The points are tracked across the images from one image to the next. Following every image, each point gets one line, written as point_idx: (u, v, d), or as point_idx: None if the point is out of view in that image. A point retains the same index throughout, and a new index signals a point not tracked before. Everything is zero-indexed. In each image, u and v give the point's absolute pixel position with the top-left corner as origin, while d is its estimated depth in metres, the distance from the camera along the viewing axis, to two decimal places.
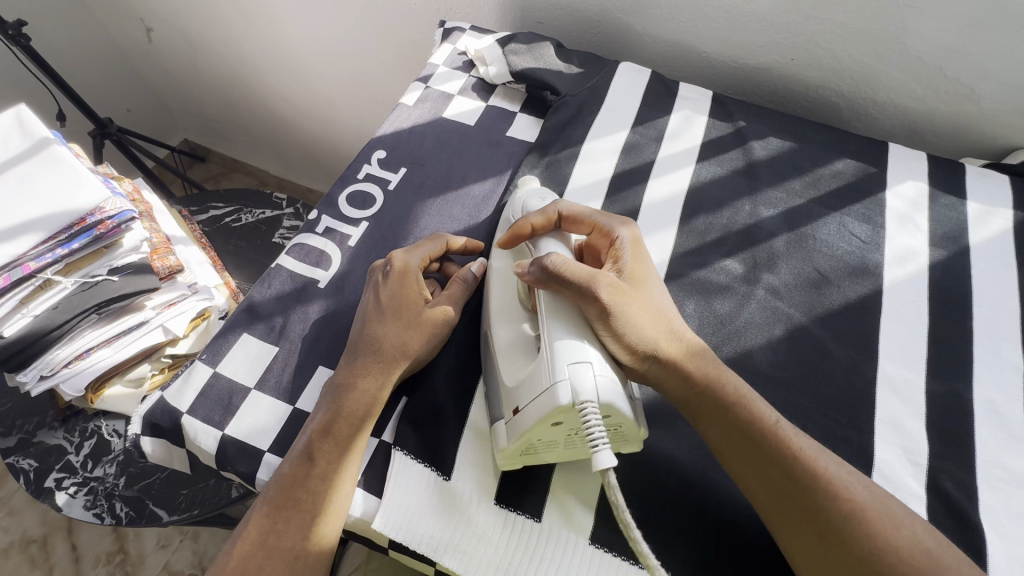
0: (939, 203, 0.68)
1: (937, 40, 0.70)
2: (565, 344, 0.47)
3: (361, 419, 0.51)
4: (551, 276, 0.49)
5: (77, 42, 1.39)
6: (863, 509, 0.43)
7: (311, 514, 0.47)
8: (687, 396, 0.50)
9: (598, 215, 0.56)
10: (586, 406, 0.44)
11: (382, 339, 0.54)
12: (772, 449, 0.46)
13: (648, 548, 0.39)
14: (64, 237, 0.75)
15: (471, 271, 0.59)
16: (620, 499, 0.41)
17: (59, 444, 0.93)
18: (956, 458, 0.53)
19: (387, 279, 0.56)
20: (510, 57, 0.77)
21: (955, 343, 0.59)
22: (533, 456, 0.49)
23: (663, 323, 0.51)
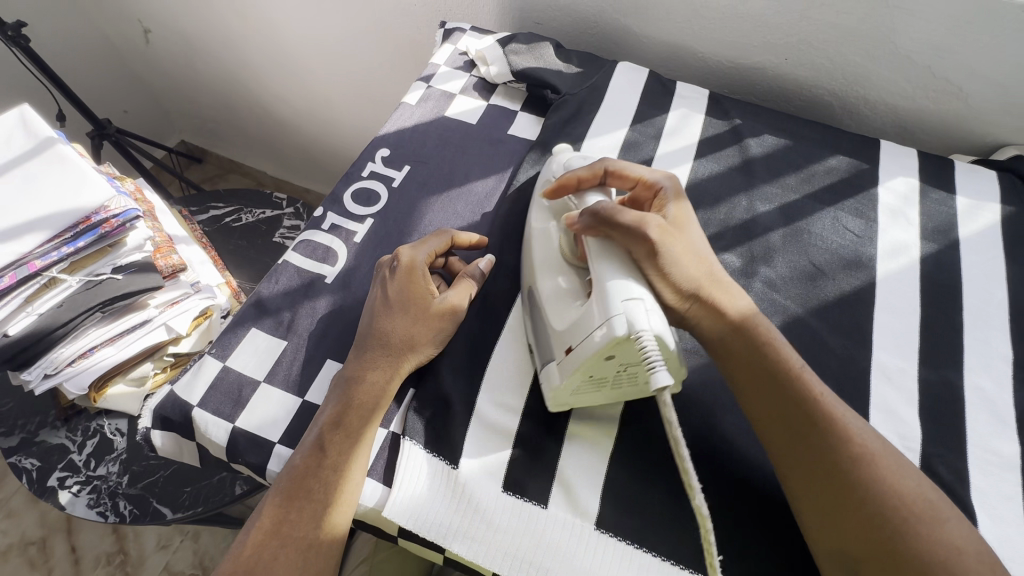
0: (930, 198, 0.70)
1: (925, 40, 0.72)
2: (615, 282, 0.49)
3: (371, 410, 0.53)
4: (602, 222, 0.52)
5: (75, 43, 1.39)
6: (874, 456, 0.46)
7: (322, 504, 0.49)
8: (722, 338, 0.53)
9: (642, 170, 0.60)
10: (642, 336, 0.45)
11: (392, 332, 0.55)
12: (793, 392, 0.49)
13: (693, 469, 0.40)
14: (69, 235, 0.75)
15: (479, 268, 0.61)
16: (674, 417, 0.41)
17: (61, 443, 0.94)
18: (948, 443, 0.55)
19: (394, 274, 0.57)
20: (511, 57, 0.78)
21: (946, 333, 0.61)
22: (585, 395, 0.52)
23: (704, 266, 0.54)
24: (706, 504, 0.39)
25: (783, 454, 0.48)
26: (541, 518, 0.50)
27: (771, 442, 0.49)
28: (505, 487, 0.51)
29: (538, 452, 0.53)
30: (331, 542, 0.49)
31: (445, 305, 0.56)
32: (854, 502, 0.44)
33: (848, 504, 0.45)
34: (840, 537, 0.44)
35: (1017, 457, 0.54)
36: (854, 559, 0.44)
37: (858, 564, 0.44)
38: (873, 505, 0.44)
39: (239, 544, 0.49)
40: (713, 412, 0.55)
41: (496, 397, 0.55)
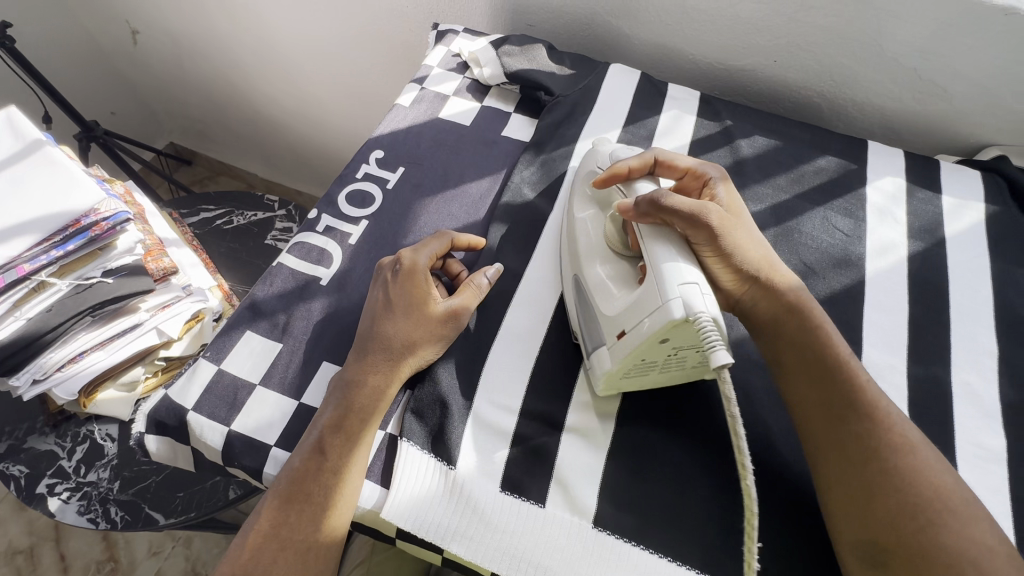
0: (916, 197, 0.71)
1: (910, 42, 0.74)
2: (670, 265, 0.49)
3: (371, 413, 0.53)
4: (659, 209, 0.53)
5: (61, 44, 1.38)
6: (913, 446, 0.47)
7: (322, 507, 0.49)
8: (776, 317, 0.55)
9: (691, 160, 0.62)
10: (701, 319, 0.45)
11: (396, 335, 0.55)
12: (840, 378, 0.51)
13: (746, 445, 0.44)
14: (58, 238, 0.74)
15: (486, 279, 0.60)
16: (731, 393, 0.45)
17: (50, 449, 0.92)
18: (936, 438, 0.56)
19: (397, 277, 0.57)
20: (504, 59, 0.78)
21: (934, 330, 0.62)
22: (630, 381, 0.53)
23: (762, 250, 0.57)
24: (752, 479, 0.43)
25: (818, 436, 0.50)
26: (540, 517, 0.50)
27: (809, 426, 0.51)
28: (504, 487, 0.51)
29: (535, 451, 0.53)
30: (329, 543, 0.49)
31: (449, 311, 0.57)
32: (886, 489, 0.45)
33: (879, 489, 0.46)
34: (866, 521, 0.45)
35: (1004, 451, 0.55)
36: (877, 546, 0.44)
37: (881, 551, 0.44)
38: (907, 492, 0.45)
39: (239, 543, 0.49)
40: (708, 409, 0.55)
41: (492, 396, 0.55)
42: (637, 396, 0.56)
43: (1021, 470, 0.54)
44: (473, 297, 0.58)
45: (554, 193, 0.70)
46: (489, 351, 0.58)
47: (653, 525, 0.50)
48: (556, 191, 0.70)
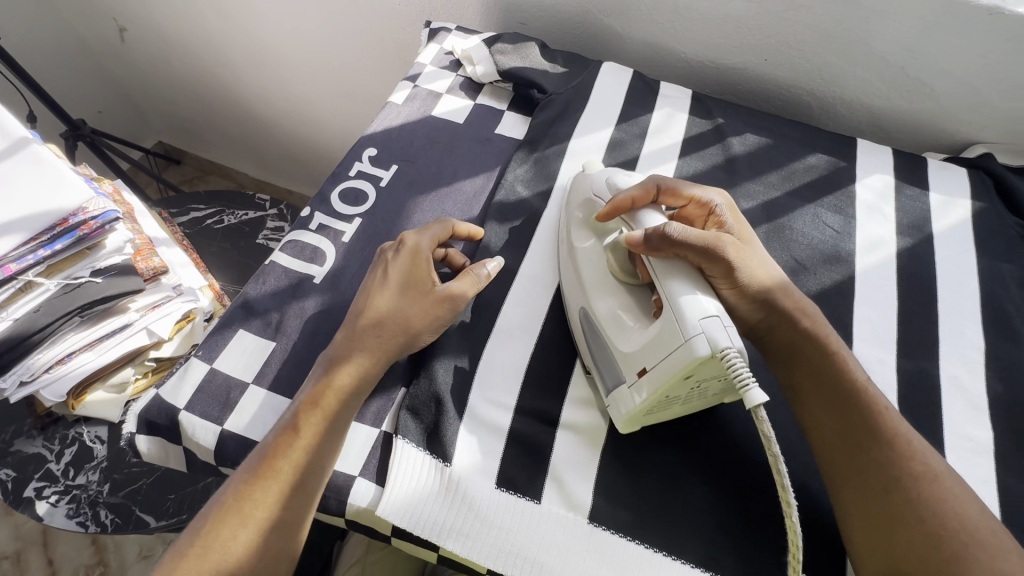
0: (904, 194, 0.72)
1: (898, 42, 0.75)
2: (689, 299, 0.49)
3: (353, 393, 0.53)
4: (674, 244, 0.52)
5: (46, 41, 1.36)
6: (937, 475, 0.48)
7: (292, 484, 0.48)
8: (792, 343, 0.55)
9: (694, 188, 0.60)
10: (728, 353, 0.45)
11: (388, 313, 0.56)
12: (857, 407, 0.51)
13: (790, 482, 0.44)
14: (45, 238, 0.73)
15: (486, 269, 0.60)
16: (770, 431, 0.45)
17: (38, 453, 0.91)
18: (926, 431, 0.56)
19: (397, 257, 0.58)
20: (497, 57, 0.78)
21: (922, 324, 0.63)
22: (651, 417, 0.52)
23: (777, 278, 0.56)
24: (798, 515, 0.43)
25: (839, 469, 0.50)
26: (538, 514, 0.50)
27: (829, 456, 0.51)
28: (500, 484, 0.51)
29: (530, 447, 0.53)
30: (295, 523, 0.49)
31: (445, 293, 0.57)
32: (911, 519, 0.46)
33: (902, 520, 0.46)
34: (885, 548, 0.46)
35: (990, 443, 0.56)
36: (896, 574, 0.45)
37: None
38: (932, 523, 0.45)
39: (204, 518, 0.48)
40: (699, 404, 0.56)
41: (488, 393, 0.56)
42: None
43: (1006, 462, 0.55)
44: (468, 288, 0.58)
45: (547, 191, 0.70)
46: (484, 349, 0.58)
47: (648, 521, 0.50)
48: (550, 188, 0.70)
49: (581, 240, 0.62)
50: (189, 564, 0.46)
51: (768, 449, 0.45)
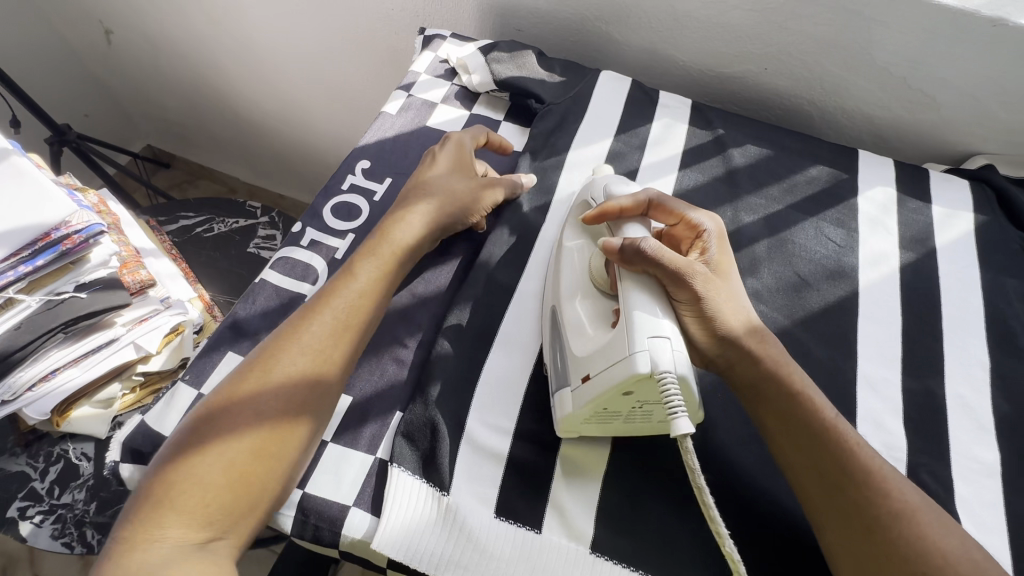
0: (907, 207, 0.71)
1: (900, 52, 0.74)
2: (643, 315, 0.49)
3: (406, 249, 0.59)
4: (643, 258, 0.52)
5: (29, 44, 1.32)
6: (914, 509, 0.47)
7: (344, 313, 0.54)
8: (754, 380, 0.53)
9: (686, 207, 0.59)
10: (666, 378, 0.45)
11: (434, 183, 0.63)
12: (830, 442, 0.50)
13: (720, 517, 0.43)
14: (26, 254, 0.70)
15: (521, 179, 0.68)
16: (696, 464, 0.44)
17: (22, 470, 0.88)
18: (932, 452, 0.55)
19: (444, 148, 0.67)
20: (493, 66, 0.77)
21: (927, 341, 0.62)
22: (592, 427, 0.52)
23: (743, 314, 0.55)
24: (736, 550, 0.42)
25: (827, 511, 0.48)
26: (536, 545, 0.49)
27: (807, 495, 0.50)
28: (498, 512, 0.50)
29: (530, 472, 0.52)
30: (344, 360, 0.53)
31: (486, 180, 0.65)
32: (897, 560, 0.45)
33: (889, 561, 0.45)
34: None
35: (997, 464, 0.55)
36: None
37: None
38: (917, 564, 0.44)
39: (254, 355, 0.52)
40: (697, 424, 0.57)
41: (486, 417, 0.54)
42: None
43: (1014, 483, 0.54)
44: (506, 190, 0.66)
45: (546, 205, 0.68)
46: (482, 370, 0.56)
47: (652, 549, 0.49)
48: (548, 202, 0.69)
49: (566, 238, 0.61)
50: (245, 381, 0.50)
51: (694, 480, 0.45)
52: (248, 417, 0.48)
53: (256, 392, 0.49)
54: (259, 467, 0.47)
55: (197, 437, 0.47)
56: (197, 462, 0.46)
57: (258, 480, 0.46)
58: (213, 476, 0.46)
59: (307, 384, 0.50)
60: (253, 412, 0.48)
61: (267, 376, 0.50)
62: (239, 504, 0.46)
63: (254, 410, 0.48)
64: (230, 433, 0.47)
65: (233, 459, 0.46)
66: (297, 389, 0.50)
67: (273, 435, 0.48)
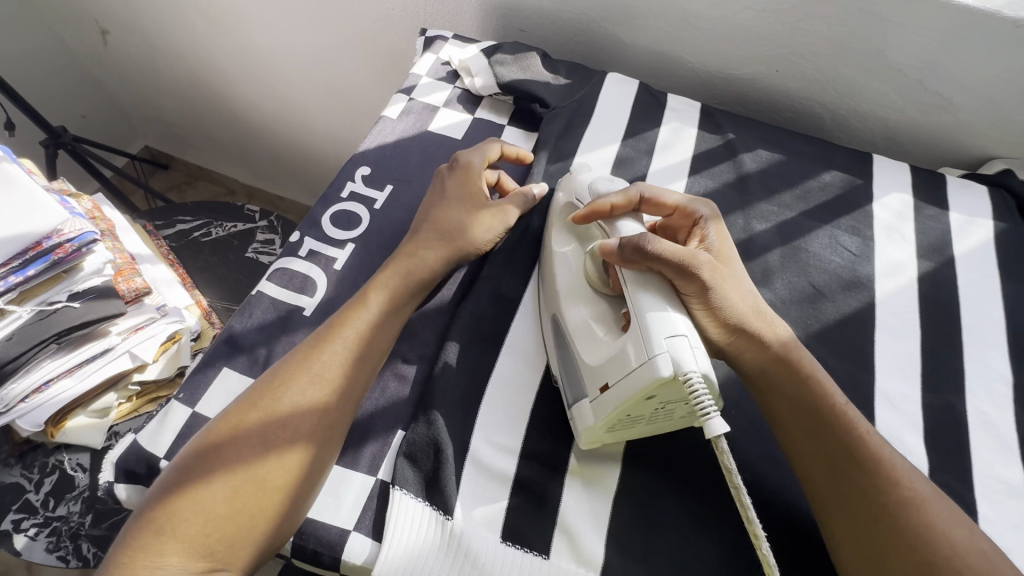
0: (924, 214, 0.69)
1: (917, 53, 0.71)
2: (659, 316, 0.47)
3: (419, 283, 0.57)
4: (645, 256, 0.50)
5: (24, 44, 1.30)
6: (923, 499, 0.46)
7: (356, 344, 0.52)
8: (766, 368, 0.53)
9: (680, 197, 0.59)
10: (691, 377, 0.44)
11: (448, 221, 0.60)
12: (840, 429, 0.49)
13: (758, 518, 0.40)
14: (16, 263, 0.68)
15: (533, 191, 0.63)
16: (732, 462, 0.42)
17: (15, 482, 0.85)
18: (954, 472, 0.53)
19: (453, 171, 0.63)
20: (496, 69, 0.74)
21: (947, 355, 0.60)
22: (614, 437, 0.50)
23: (750, 300, 0.54)
24: (772, 552, 0.40)
25: (831, 499, 0.48)
26: (544, 570, 0.47)
27: (812, 484, 0.49)
28: (504, 536, 0.48)
29: (538, 494, 0.50)
30: (356, 393, 0.51)
31: (498, 205, 0.62)
32: (904, 551, 0.44)
33: (895, 551, 0.45)
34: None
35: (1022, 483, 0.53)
36: None
37: None
38: (925, 553, 0.44)
39: (262, 381, 0.51)
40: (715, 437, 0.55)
41: (491, 435, 0.52)
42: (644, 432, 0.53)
43: None
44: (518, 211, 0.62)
45: None
46: (486, 387, 0.55)
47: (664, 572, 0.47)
48: None
49: (560, 244, 0.59)
50: (253, 410, 0.48)
51: (728, 479, 0.43)
52: (256, 446, 0.46)
53: (265, 418, 0.48)
54: (262, 498, 0.45)
55: (203, 460, 0.46)
56: (201, 490, 0.44)
57: (259, 512, 0.44)
58: (216, 504, 0.44)
59: (315, 416, 0.48)
60: (260, 442, 0.47)
61: (277, 401, 0.49)
62: (239, 537, 0.44)
63: (261, 439, 0.47)
64: (236, 459, 0.46)
65: (236, 488, 0.45)
66: (305, 420, 0.48)
67: (278, 465, 0.46)
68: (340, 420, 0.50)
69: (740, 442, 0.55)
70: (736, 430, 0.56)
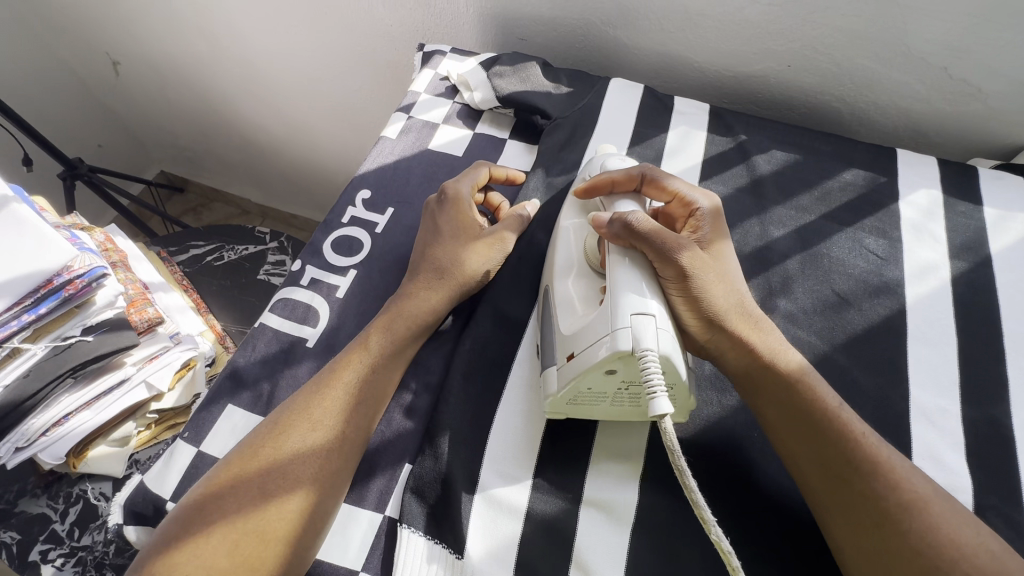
0: (955, 210, 0.65)
1: (940, 40, 0.67)
2: (627, 291, 0.48)
3: (421, 325, 0.56)
4: (631, 233, 0.51)
5: (38, 79, 1.33)
6: (925, 502, 0.44)
7: (360, 390, 0.52)
8: (750, 369, 0.52)
9: (681, 184, 0.57)
10: (647, 356, 0.45)
11: (442, 258, 0.59)
12: (830, 429, 0.48)
13: (701, 497, 0.42)
14: (29, 302, 0.68)
15: (526, 210, 0.62)
16: (675, 443, 0.43)
17: (42, 513, 0.83)
18: (1002, 493, 0.49)
19: (442, 207, 0.61)
20: (495, 81, 0.72)
21: (987, 364, 0.56)
22: (579, 409, 0.51)
23: (735, 296, 0.53)
24: (724, 539, 0.40)
25: (828, 498, 0.47)
26: None
27: (807, 478, 0.48)
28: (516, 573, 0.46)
29: (552, 528, 0.48)
30: (360, 440, 0.50)
31: (494, 234, 0.60)
32: (907, 551, 0.43)
33: (901, 555, 0.43)
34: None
35: None
36: None
37: None
38: (927, 552, 0.42)
39: (265, 426, 0.50)
40: (736, 462, 0.52)
41: (501, 467, 0.50)
42: (656, 461, 0.51)
43: None
44: (514, 233, 0.61)
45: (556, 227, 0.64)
46: (493, 417, 0.53)
47: None
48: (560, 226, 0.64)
49: (562, 217, 0.61)
50: (257, 458, 0.48)
51: (674, 462, 0.44)
52: (258, 495, 0.46)
53: (268, 465, 0.47)
54: (263, 550, 0.44)
55: (205, 509, 0.45)
56: (204, 541, 0.44)
57: (261, 565, 0.44)
58: (215, 555, 0.43)
59: (318, 465, 0.48)
60: (262, 491, 0.46)
61: (279, 448, 0.48)
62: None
63: (264, 487, 0.46)
64: (237, 507, 0.45)
65: (239, 538, 0.44)
66: (309, 469, 0.47)
67: (280, 515, 0.45)
68: (344, 468, 0.49)
69: (767, 467, 0.52)
70: (759, 458, 0.52)
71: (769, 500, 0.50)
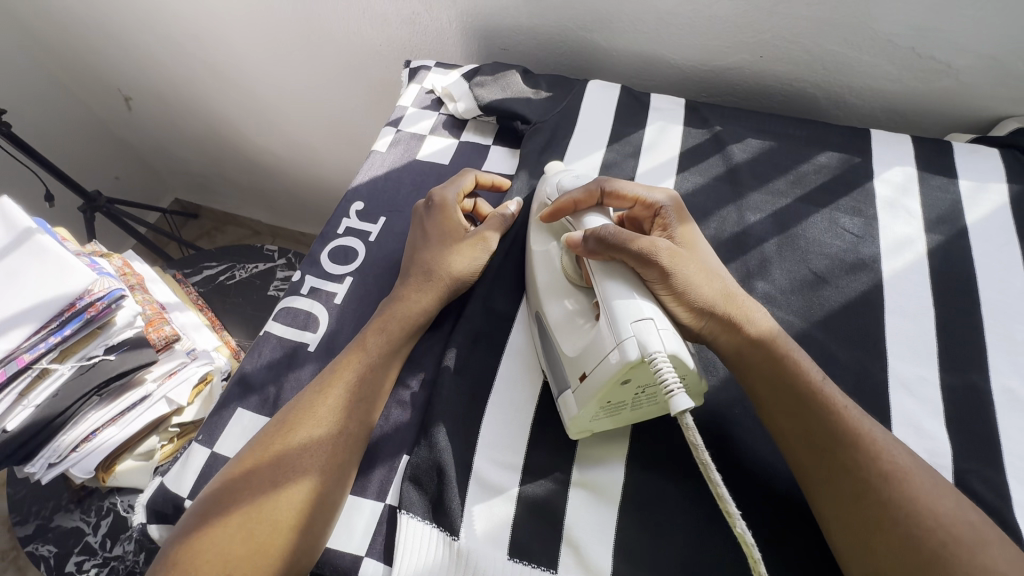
0: (930, 184, 0.66)
1: (905, 21, 0.69)
2: (627, 304, 0.50)
3: (415, 323, 0.60)
4: (607, 246, 0.53)
5: (57, 119, 1.41)
6: (905, 474, 0.46)
7: (360, 386, 0.55)
8: (740, 351, 0.53)
9: (639, 188, 0.59)
10: (656, 357, 0.46)
11: (431, 261, 0.62)
12: (815, 403, 0.49)
13: (727, 493, 0.41)
14: (55, 324, 0.72)
15: (509, 210, 0.66)
16: (698, 438, 0.43)
17: (77, 526, 0.89)
18: (981, 456, 0.51)
19: (431, 213, 0.65)
20: (476, 91, 0.76)
21: (965, 332, 0.57)
22: (599, 423, 0.52)
23: (720, 283, 0.55)
24: (748, 530, 0.39)
25: (814, 470, 0.48)
26: None
27: (796, 456, 0.50)
28: (512, 551, 0.48)
29: (541, 509, 0.50)
30: (361, 433, 0.54)
31: (478, 235, 0.63)
32: (886, 523, 0.44)
33: (877, 521, 0.45)
34: (870, 559, 0.44)
35: None
36: None
37: None
38: (904, 520, 0.44)
39: (273, 425, 0.54)
40: (720, 440, 0.54)
41: (495, 454, 0.53)
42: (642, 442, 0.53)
43: None
44: (496, 231, 0.64)
45: None
46: (485, 405, 0.56)
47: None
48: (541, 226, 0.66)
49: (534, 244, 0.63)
50: (267, 453, 0.51)
51: (697, 456, 0.43)
52: (270, 486, 0.49)
53: (277, 458, 0.51)
54: (276, 534, 0.47)
55: (222, 501, 0.49)
56: (221, 530, 0.47)
57: (275, 550, 0.47)
58: (233, 541, 0.47)
59: (324, 456, 0.51)
60: (273, 482, 0.50)
61: (287, 442, 0.52)
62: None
63: (274, 479, 0.50)
64: (248, 498, 0.49)
65: (254, 525, 0.48)
66: (315, 460, 0.51)
67: (289, 503, 0.49)
68: (348, 458, 0.52)
69: (748, 441, 0.54)
70: (744, 432, 0.54)
71: (756, 475, 0.52)
